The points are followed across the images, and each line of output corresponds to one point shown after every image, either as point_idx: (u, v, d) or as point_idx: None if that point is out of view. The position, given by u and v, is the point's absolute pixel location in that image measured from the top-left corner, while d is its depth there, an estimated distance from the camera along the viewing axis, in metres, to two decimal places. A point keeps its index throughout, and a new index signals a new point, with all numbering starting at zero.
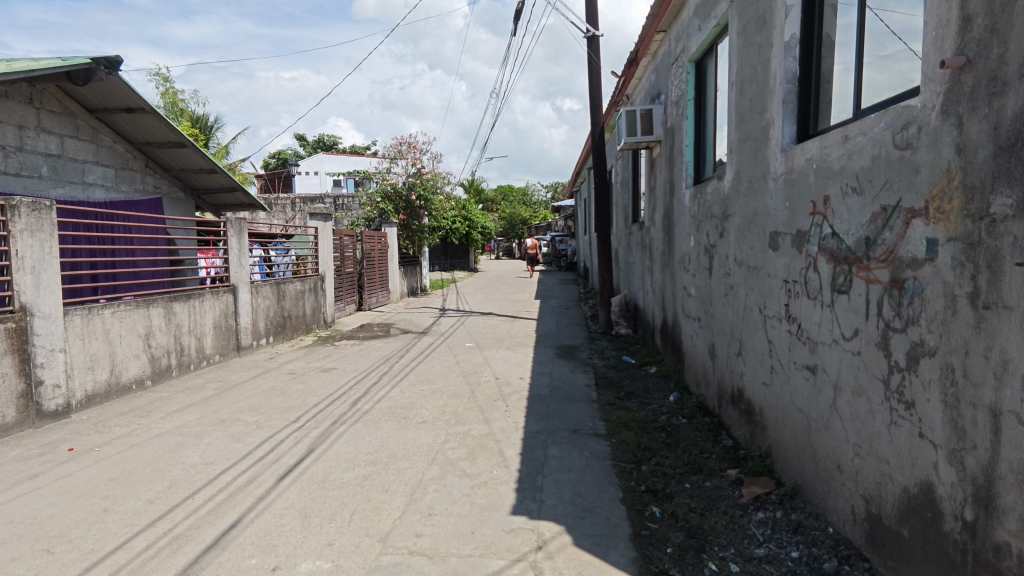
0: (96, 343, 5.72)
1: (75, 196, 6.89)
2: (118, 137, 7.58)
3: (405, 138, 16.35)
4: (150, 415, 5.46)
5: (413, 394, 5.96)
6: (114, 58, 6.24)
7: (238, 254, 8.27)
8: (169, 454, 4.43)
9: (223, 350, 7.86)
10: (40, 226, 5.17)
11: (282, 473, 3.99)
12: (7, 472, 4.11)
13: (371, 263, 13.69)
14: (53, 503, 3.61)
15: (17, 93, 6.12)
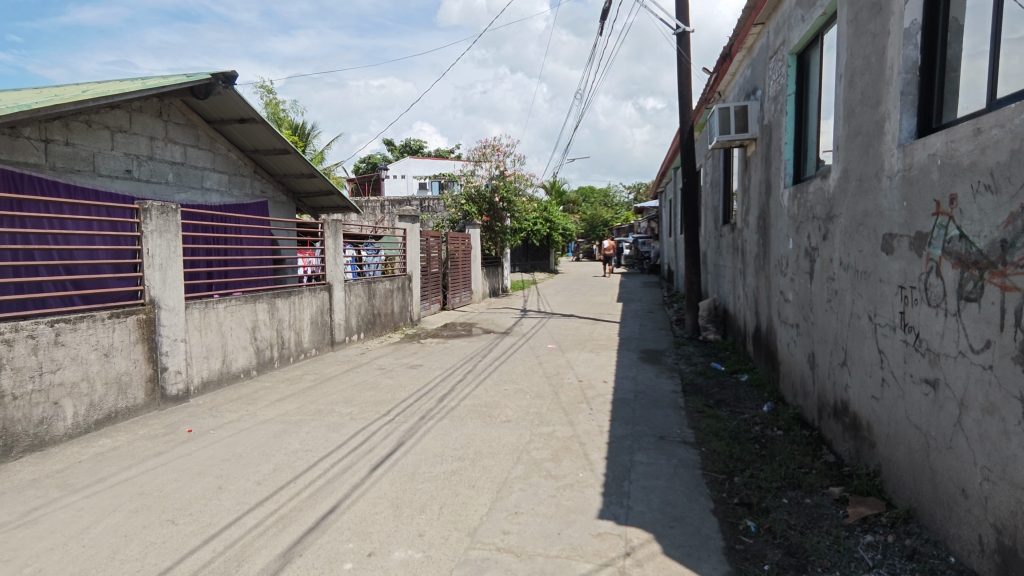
0: (210, 334, 6.23)
1: (195, 201, 7.56)
2: (232, 146, 8.23)
3: (489, 141, 16.65)
4: (256, 402, 5.89)
5: (497, 393, 6.05)
6: (231, 73, 6.77)
7: (334, 255, 8.74)
8: (274, 440, 4.75)
9: (319, 344, 8.35)
10: (167, 227, 5.70)
11: (375, 463, 4.17)
12: (137, 449, 4.57)
13: (455, 264, 14.05)
14: (176, 479, 3.97)
15: (148, 108, 6.80)
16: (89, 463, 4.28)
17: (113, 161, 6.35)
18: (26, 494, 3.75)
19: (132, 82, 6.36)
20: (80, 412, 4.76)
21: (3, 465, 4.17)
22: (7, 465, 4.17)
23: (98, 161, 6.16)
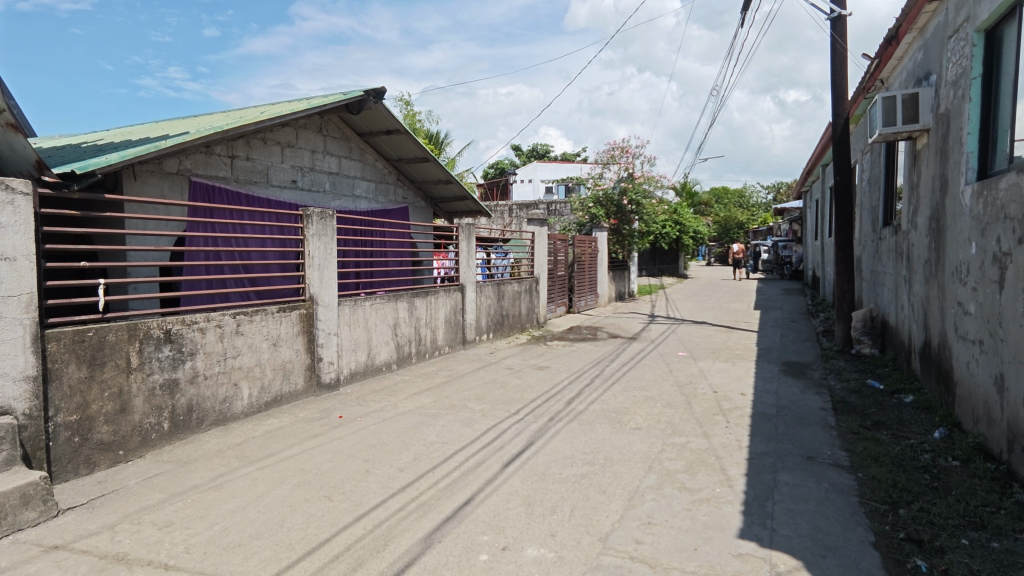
0: (359, 329, 6.80)
1: (347, 207, 8.29)
2: (379, 156, 8.91)
3: (618, 143, 16.43)
4: (397, 394, 6.32)
5: (626, 399, 5.94)
6: (380, 88, 7.33)
7: (467, 257, 9.13)
8: (413, 430, 5.05)
9: (452, 342, 8.76)
10: (325, 230, 6.29)
11: (507, 460, 4.29)
12: (298, 430, 5.10)
13: (581, 267, 14.03)
14: (330, 460, 4.38)
15: (311, 124, 7.57)
16: (261, 439, 4.86)
17: (283, 173, 7.16)
18: (214, 462, 4.34)
19: (299, 103, 7.13)
20: (253, 393, 5.41)
21: (197, 435, 4.85)
22: (199, 435, 4.86)
23: (271, 173, 6.97)
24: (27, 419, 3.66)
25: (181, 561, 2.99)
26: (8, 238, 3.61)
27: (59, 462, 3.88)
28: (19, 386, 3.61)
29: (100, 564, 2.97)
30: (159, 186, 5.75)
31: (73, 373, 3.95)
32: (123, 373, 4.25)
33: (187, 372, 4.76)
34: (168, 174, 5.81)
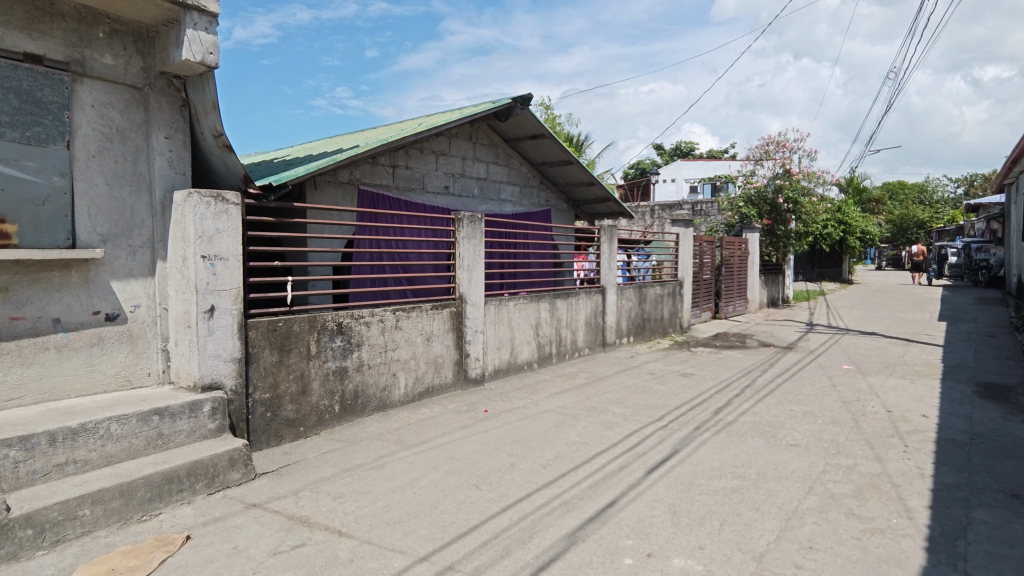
0: (503, 328, 7.06)
1: (494, 210, 8.66)
2: (523, 160, 9.18)
3: (773, 137, 15.25)
4: (539, 393, 6.47)
5: (781, 413, 5.52)
6: (527, 95, 7.56)
7: (609, 259, 9.07)
8: (555, 429, 5.14)
9: (592, 344, 8.75)
10: (474, 233, 6.61)
11: (650, 466, 4.19)
12: (447, 421, 5.42)
13: (729, 270, 13.27)
14: (478, 451, 4.61)
15: (462, 133, 8.02)
16: (415, 427, 5.25)
17: (436, 179, 7.66)
18: (376, 444, 4.77)
19: (452, 113, 7.59)
20: (409, 383, 5.86)
21: (362, 418, 5.37)
22: (364, 419, 5.36)
23: (426, 180, 7.50)
24: (233, 394, 4.33)
25: (352, 529, 3.34)
26: (223, 241, 4.29)
27: (256, 433, 4.52)
28: (228, 366, 4.29)
29: (288, 524, 3.41)
30: (333, 194, 6.43)
31: (267, 357, 4.58)
32: (305, 359, 4.84)
33: (355, 361, 5.29)
34: (342, 183, 6.47)
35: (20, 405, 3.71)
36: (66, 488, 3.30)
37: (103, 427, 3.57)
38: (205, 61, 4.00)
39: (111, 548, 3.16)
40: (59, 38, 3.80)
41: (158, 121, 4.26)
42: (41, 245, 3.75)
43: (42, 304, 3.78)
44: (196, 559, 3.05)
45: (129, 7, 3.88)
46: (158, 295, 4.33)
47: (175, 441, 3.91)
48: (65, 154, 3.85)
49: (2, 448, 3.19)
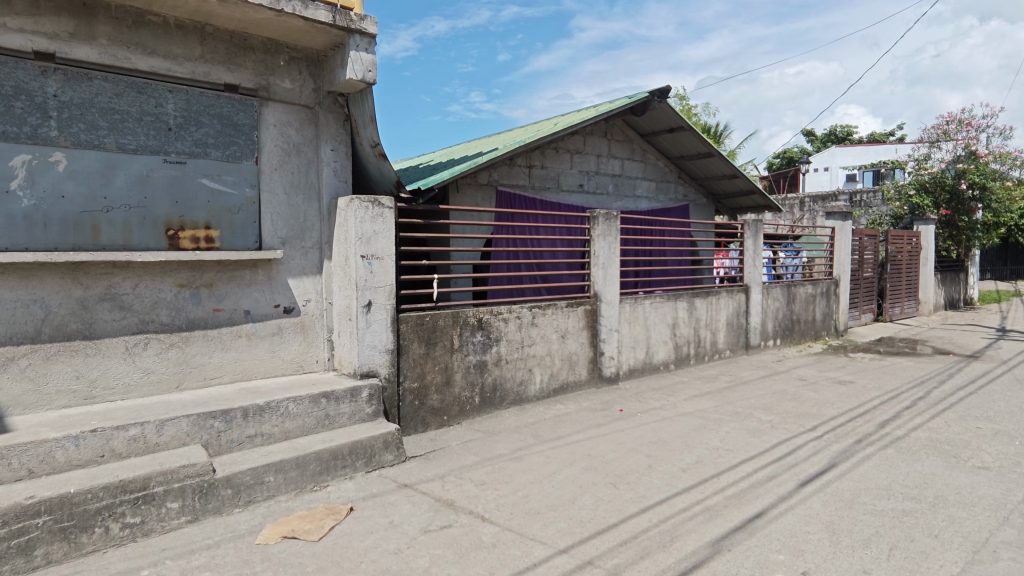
0: (638, 327, 6.94)
1: (629, 207, 8.52)
2: (660, 155, 8.93)
3: (954, 115, 13.31)
4: (676, 394, 6.27)
5: (965, 430, 4.82)
6: (665, 87, 7.34)
7: (753, 256, 8.52)
8: (695, 433, 4.96)
9: (734, 346, 8.28)
10: (609, 231, 6.56)
11: (804, 479, 3.89)
12: (582, 418, 5.46)
13: (896, 267, 11.83)
14: (614, 450, 4.59)
15: (597, 130, 8.00)
16: (551, 422, 5.35)
17: (571, 178, 7.71)
18: (515, 436, 4.94)
19: (588, 111, 7.60)
20: (544, 379, 5.97)
21: (500, 411, 5.57)
22: (502, 411, 5.57)
23: (561, 178, 7.59)
24: (387, 382, 4.72)
25: (494, 516, 3.50)
26: (379, 242, 4.68)
27: (406, 418, 4.89)
28: (383, 356, 4.69)
29: (436, 505, 3.66)
30: (474, 196, 6.72)
31: (415, 349, 4.93)
32: (449, 352, 5.14)
33: (494, 356, 5.51)
34: (481, 185, 6.75)
35: (220, 383, 4.36)
36: (255, 457, 3.82)
37: (282, 406, 4.08)
38: (365, 78, 4.41)
39: (291, 512, 3.61)
40: (249, 68, 4.39)
41: (326, 135, 4.76)
42: (236, 248, 4.38)
43: (236, 298, 4.42)
44: (359, 529, 3.39)
45: (304, 36, 4.38)
46: (325, 290, 4.84)
47: (339, 421, 4.36)
48: (254, 168, 4.46)
49: (208, 419, 3.77)
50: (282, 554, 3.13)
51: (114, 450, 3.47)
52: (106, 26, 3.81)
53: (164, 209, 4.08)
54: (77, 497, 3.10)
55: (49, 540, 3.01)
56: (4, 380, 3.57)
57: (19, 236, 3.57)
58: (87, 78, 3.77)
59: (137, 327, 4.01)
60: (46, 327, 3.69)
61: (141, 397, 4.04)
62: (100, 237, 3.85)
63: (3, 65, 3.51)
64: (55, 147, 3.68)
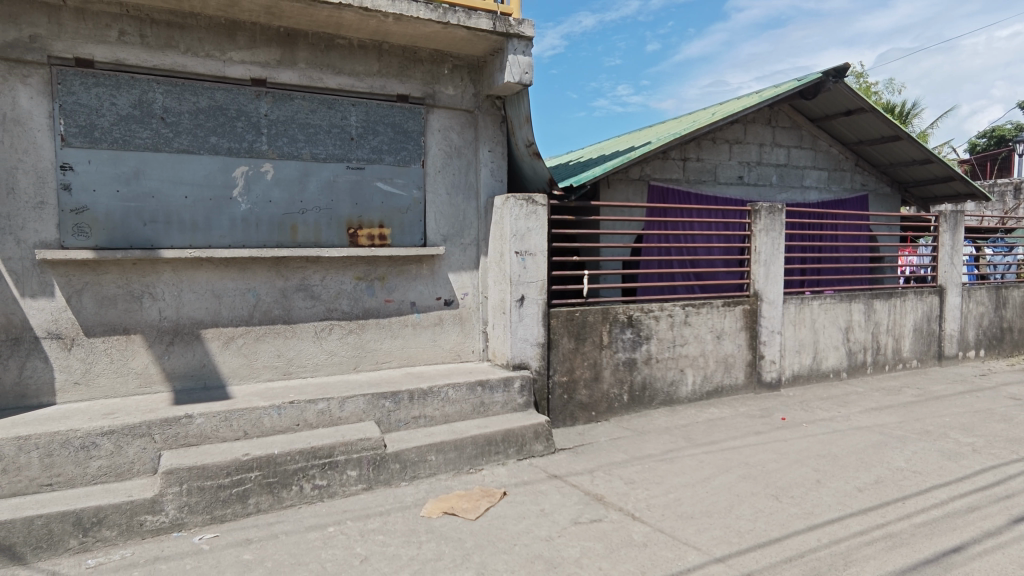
0: (805, 330, 6.37)
1: (795, 199, 7.83)
2: (834, 141, 8.09)
3: None
4: (850, 406, 5.66)
5: None
6: (842, 66, 6.63)
7: (951, 252, 7.39)
8: (872, 449, 4.45)
9: (922, 355, 7.25)
10: (773, 225, 6.10)
11: (1017, 515, 3.32)
12: (739, 424, 5.15)
13: None
14: (776, 460, 4.28)
15: (760, 117, 7.48)
16: (704, 425, 5.13)
17: (730, 170, 7.29)
18: (665, 437, 4.81)
19: (750, 97, 7.12)
20: (697, 381, 5.74)
21: (649, 410, 5.46)
22: (651, 411, 5.46)
23: (719, 171, 7.20)
24: (537, 375, 4.87)
25: (645, 515, 3.46)
26: (533, 238, 4.83)
27: (555, 411, 4.99)
28: (534, 349, 4.85)
29: (586, 499, 3.70)
30: (625, 191, 6.63)
31: (565, 344, 5.01)
32: (598, 348, 5.14)
33: (644, 354, 5.40)
34: (633, 180, 6.63)
35: (389, 367, 4.81)
36: (420, 436, 4.17)
37: (443, 391, 4.39)
38: (522, 80, 4.56)
39: (450, 490, 3.88)
40: (418, 79, 4.76)
41: (485, 137, 5.01)
42: (405, 244, 4.80)
43: (404, 290, 4.83)
44: (512, 513, 3.54)
45: (466, 44, 4.65)
46: (481, 285, 5.11)
47: (493, 409, 4.59)
48: (421, 171, 4.84)
49: (380, 399, 4.19)
50: (444, 527, 3.38)
51: (307, 420, 3.99)
52: (304, 51, 4.36)
53: (347, 210, 4.59)
54: (279, 457, 3.63)
55: (259, 492, 3.57)
56: (226, 355, 4.28)
57: (238, 235, 4.26)
58: (289, 98, 4.36)
59: (324, 314, 4.56)
60: (256, 313, 4.35)
61: (326, 375, 4.59)
62: (297, 235, 4.44)
63: (228, 92, 4.19)
64: (265, 158, 4.32)
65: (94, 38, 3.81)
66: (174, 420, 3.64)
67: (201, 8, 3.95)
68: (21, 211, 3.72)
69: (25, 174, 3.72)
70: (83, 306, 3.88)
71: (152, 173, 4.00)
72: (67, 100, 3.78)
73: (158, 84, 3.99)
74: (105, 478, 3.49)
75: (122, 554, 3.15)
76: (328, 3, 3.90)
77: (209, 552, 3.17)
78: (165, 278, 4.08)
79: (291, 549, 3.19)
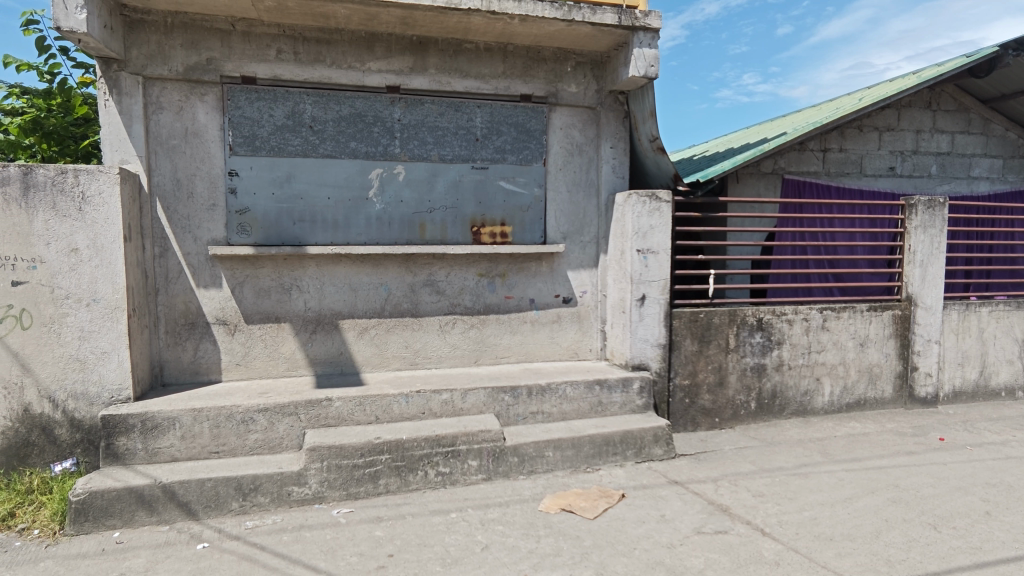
0: (969, 340, 5.61)
1: (960, 192, 6.90)
2: (1012, 124, 7.03)
3: None
4: None
5: None
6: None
7: None
8: None
9: None
10: (932, 222, 5.45)
11: None
12: (886, 442, 4.65)
13: None
14: (933, 485, 3.81)
15: (918, 100, 6.68)
16: (844, 441, 4.69)
17: (879, 160, 6.59)
18: (798, 450, 4.47)
19: (906, 79, 6.38)
20: (836, 392, 5.26)
21: (779, 420, 5.10)
22: (781, 422, 5.09)
23: (866, 162, 6.54)
24: (657, 376, 4.73)
25: (776, 532, 3.24)
26: (655, 236, 4.69)
27: (676, 415, 4.82)
28: (654, 350, 4.71)
29: (710, 508, 3.54)
30: (755, 186, 6.22)
31: (688, 346, 4.81)
32: (723, 351, 4.88)
33: (775, 359, 5.05)
34: (765, 174, 6.21)
35: (508, 362, 4.92)
36: (538, 432, 4.22)
37: (561, 388, 4.41)
38: (647, 74, 4.44)
39: (567, 487, 3.89)
40: (541, 78, 4.81)
41: (607, 133, 4.95)
42: (525, 242, 4.88)
43: (524, 287, 4.91)
44: (631, 516, 3.48)
45: (590, 41, 4.61)
46: (600, 283, 5.05)
47: (611, 409, 4.53)
48: (542, 169, 4.89)
49: (500, 393, 4.29)
50: (562, 524, 3.40)
51: (431, 409, 4.19)
52: (435, 57, 4.57)
53: (471, 208, 4.75)
54: (407, 443, 3.84)
55: (388, 473, 3.81)
56: (361, 344, 4.61)
57: (373, 233, 4.57)
58: (421, 103, 4.60)
59: (448, 309, 4.76)
60: (387, 305, 4.64)
61: (449, 367, 4.80)
62: (425, 233, 4.68)
63: (367, 99, 4.50)
64: (398, 161, 4.59)
65: (256, 57, 4.26)
66: (316, 401, 3.99)
67: (344, 24, 4.27)
68: (198, 213, 4.27)
69: (201, 180, 4.26)
70: (244, 296, 4.37)
71: (301, 177, 4.41)
72: (234, 113, 4.27)
73: (308, 95, 4.38)
74: (260, 450, 3.90)
75: (273, 519, 3.51)
76: (457, 10, 4.05)
77: (346, 525, 3.45)
78: (310, 272, 4.48)
79: (417, 530, 3.37)
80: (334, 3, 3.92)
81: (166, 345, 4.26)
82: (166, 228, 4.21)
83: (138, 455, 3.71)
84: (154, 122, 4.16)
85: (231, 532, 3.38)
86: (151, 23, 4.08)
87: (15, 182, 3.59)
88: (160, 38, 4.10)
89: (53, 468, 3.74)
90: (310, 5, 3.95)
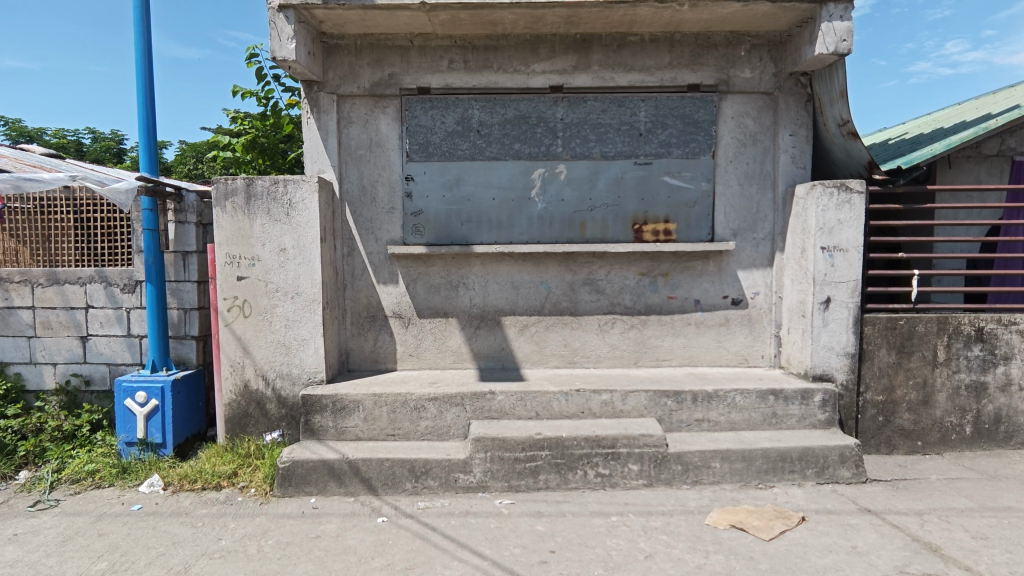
0: None
1: None
2: None
3: None
4: None
5: None
6: None
7: None
8: None
9: None
10: None
11: None
12: None
13: None
14: None
15: None
16: None
17: None
18: None
19: None
20: None
21: (1003, 451, 4.28)
22: (1007, 452, 4.27)
23: None
24: (844, 390, 4.22)
25: None
26: (845, 232, 4.18)
27: (866, 434, 4.26)
28: (841, 360, 4.21)
29: (914, 546, 3.07)
30: (974, 171, 5.29)
31: (884, 357, 4.22)
32: (929, 365, 4.21)
33: (1000, 378, 4.24)
34: (987, 156, 5.25)
35: (670, 366, 4.73)
36: (703, 441, 3.98)
37: (730, 397, 4.12)
38: (838, 50, 3.97)
39: (737, 502, 3.63)
40: (712, 65, 4.53)
41: (785, 120, 4.52)
42: (690, 240, 4.65)
43: (688, 287, 4.67)
44: (816, 543, 3.13)
45: (769, 20, 4.24)
46: (775, 284, 4.63)
47: (787, 422, 4.13)
48: (711, 162, 4.61)
49: (663, 397, 4.13)
50: (733, 542, 3.17)
51: (591, 409, 4.15)
52: (599, 54, 4.52)
53: (633, 206, 4.63)
54: (568, 441, 3.85)
55: (549, 470, 3.85)
56: (521, 341, 4.73)
57: (535, 231, 4.66)
58: (583, 100, 4.58)
59: (608, 309, 4.70)
60: (547, 303, 4.70)
61: (608, 367, 4.74)
62: (585, 232, 4.66)
63: (530, 101, 4.59)
64: (560, 160, 4.62)
65: (431, 69, 4.56)
66: (481, 394, 4.16)
67: (511, 29, 4.39)
68: (379, 215, 4.68)
69: (383, 186, 4.66)
70: (417, 292, 4.70)
71: (468, 180, 4.63)
72: (411, 123, 4.61)
73: (476, 101, 4.58)
74: (430, 436, 4.17)
75: (442, 503, 3.74)
76: (624, 2, 3.96)
77: (508, 516, 3.55)
78: (476, 270, 4.69)
79: (578, 530, 3.37)
80: (503, 9, 4.05)
81: (352, 335, 4.74)
82: (354, 229, 4.67)
83: (329, 431, 4.17)
84: (345, 135, 4.64)
85: (406, 510, 3.66)
86: (344, 46, 4.54)
87: (241, 192, 4.24)
88: (351, 59, 4.56)
89: (265, 437, 4.33)
90: (480, 14, 4.12)
